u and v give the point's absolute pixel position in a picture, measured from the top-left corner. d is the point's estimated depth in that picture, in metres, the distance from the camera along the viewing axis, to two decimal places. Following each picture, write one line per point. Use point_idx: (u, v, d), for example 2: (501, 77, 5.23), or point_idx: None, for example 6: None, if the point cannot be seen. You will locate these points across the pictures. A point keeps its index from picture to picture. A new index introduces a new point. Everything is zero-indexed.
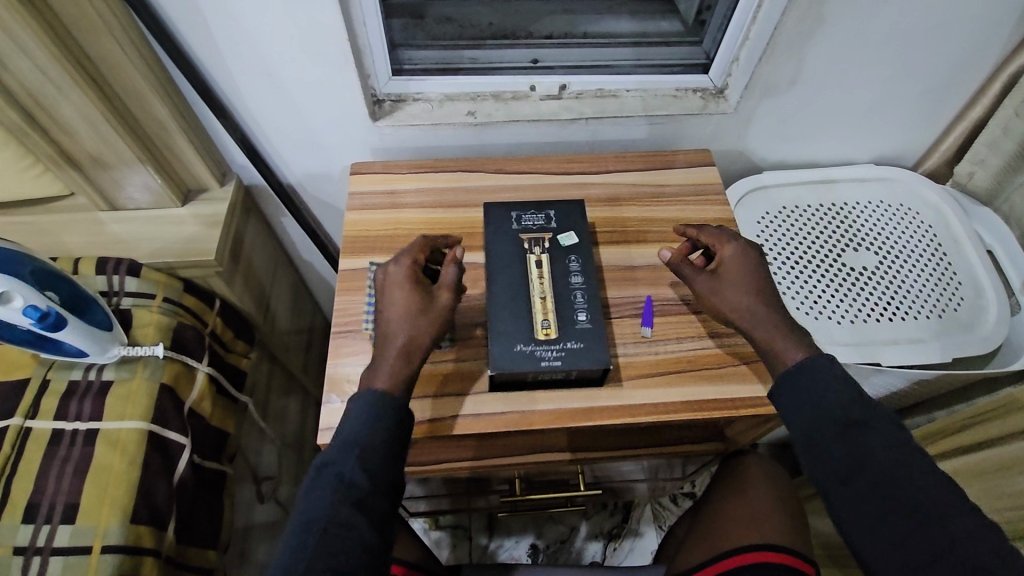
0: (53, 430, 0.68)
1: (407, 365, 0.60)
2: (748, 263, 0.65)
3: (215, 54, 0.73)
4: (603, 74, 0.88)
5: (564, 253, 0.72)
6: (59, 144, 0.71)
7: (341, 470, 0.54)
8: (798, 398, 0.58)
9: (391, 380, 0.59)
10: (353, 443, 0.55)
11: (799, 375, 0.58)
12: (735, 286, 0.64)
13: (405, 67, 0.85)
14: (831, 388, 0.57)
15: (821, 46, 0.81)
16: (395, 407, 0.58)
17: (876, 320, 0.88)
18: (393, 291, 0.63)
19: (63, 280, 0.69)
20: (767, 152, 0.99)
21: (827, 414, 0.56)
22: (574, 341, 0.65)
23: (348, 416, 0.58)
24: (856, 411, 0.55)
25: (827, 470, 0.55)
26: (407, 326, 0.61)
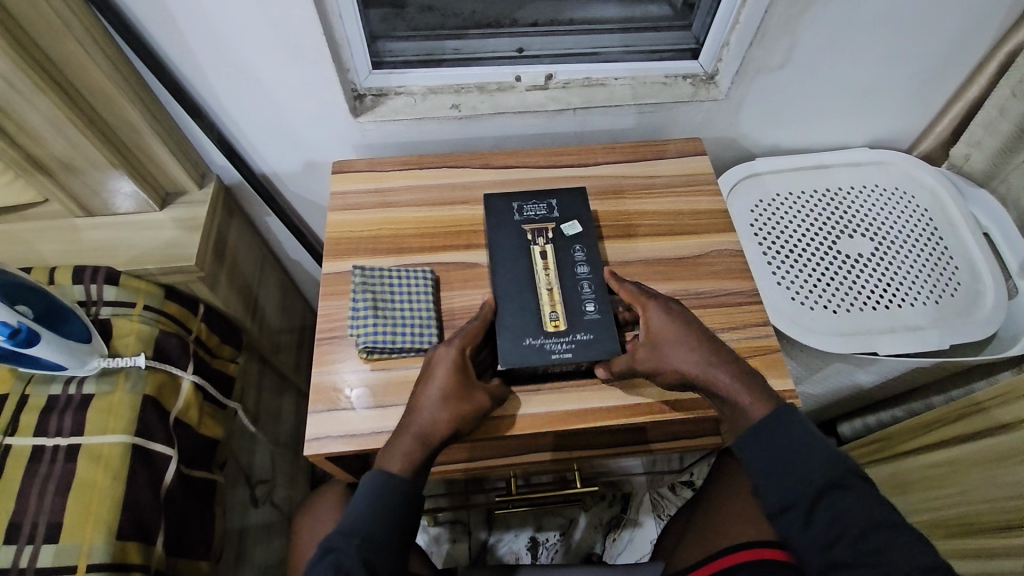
0: (33, 446, 0.67)
1: (422, 452, 0.59)
2: (677, 321, 0.62)
3: (185, 52, 0.70)
4: (590, 62, 0.85)
5: (568, 242, 0.70)
6: (26, 149, 0.69)
7: (344, 553, 0.56)
8: (777, 465, 0.58)
9: (403, 463, 0.58)
10: (357, 530, 0.57)
11: (779, 438, 0.58)
12: (676, 349, 0.61)
13: (386, 59, 0.82)
14: (808, 452, 0.58)
15: (813, 28, 0.78)
16: (402, 489, 0.58)
17: (873, 307, 0.87)
18: (435, 375, 0.60)
19: (37, 294, 0.67)
20: (759, 137, 0.97)
21: (804, 481, 0.57)
22: (584, 332, 0.64)
23: (359, 490, 0.59)
24: (810, 465, 0.58)
25: (807, 537, 0.57)
26: (431, 418, 0.59)
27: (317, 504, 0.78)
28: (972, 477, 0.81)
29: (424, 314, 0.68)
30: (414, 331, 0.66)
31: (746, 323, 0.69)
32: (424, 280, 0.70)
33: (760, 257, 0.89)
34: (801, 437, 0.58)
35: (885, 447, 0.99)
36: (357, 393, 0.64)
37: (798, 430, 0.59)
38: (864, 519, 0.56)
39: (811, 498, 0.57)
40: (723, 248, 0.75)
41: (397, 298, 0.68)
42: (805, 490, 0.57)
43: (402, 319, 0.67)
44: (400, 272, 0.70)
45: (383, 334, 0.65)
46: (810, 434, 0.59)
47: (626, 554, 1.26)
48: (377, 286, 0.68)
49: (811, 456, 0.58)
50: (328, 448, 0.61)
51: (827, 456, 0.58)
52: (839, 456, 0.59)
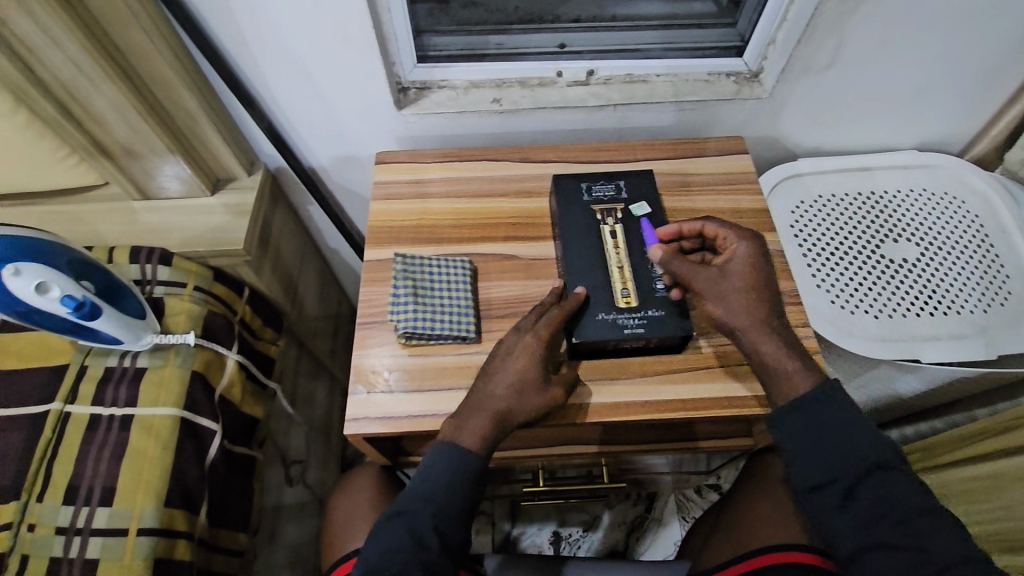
0: (90, 414, 0.70)
1: (496, 432, 0.60)
2: (755, 270, 0.63)
3: (242, 45, 0.73)
4: (631, 58, 0.85)
5: (638, 222, 0.71)
6: (91, 134, 0.73)
7: (416, 523, 0.58)
8: (816, 441, 0.57)
9: (477, 441, 0.59)
10: (429, 500, 0.58)
11: (820, 415, 0.58)
12: (740, 292, 0.61)
13: (430, 54, 0.84)
14: (850, 432, 0.57)
15: (864, 27, 0.77)
16: (475, 468, 0.59)
17: (916, 313, 0.85)
18: (512, 360, 0.61)
19: (99, 270, 0.71)
20: (803, 138, 0.96)
21: (845, 459, 0.56)
22: (655, 308, 0.65)
23: (426, 465, 0.60)
24: (856, 445, 0.57)
25: (841, 513, 0.56)
26: (509, 400, 0.60)
27: (351, 484, 0.81)
28: (1014, 493, 0.78)
29: (462, 303, 0.69)
30: (453, 318, 0.68)
31: None
32: (463, 271, 0.71)
33: (799, 258, 0.88)
34: (849, 420, 0.57)
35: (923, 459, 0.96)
36: (394, 377, 0.66)
37: (844, 409, 0.58)
38: (908, 506, 0.55)
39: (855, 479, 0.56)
40: (763, 248, 0.74)
41: (436, 286, 0.70)
42: (845, 471, 0.56)
43: (441, 306, 0.68)
44: (439, 261, 0.72)
45: (422, 321, 0.67)
46: (851, 417, 0.57)
47: (650, 554, 1.26)
48: (416, 273, 0.70)
49: (858, 437, 0.57)
50: (365, 428, 0.63)
51: (868, 437, 0.57)
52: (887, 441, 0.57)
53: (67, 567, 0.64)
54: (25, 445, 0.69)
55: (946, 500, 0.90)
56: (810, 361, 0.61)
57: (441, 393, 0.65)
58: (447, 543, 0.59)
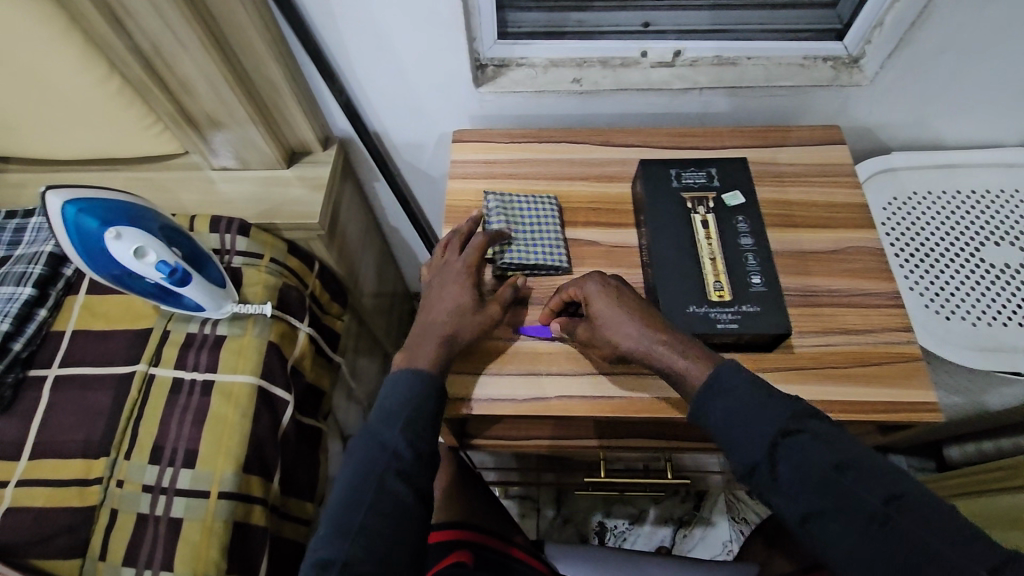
0: (173, 378, 0.72)
1: (446, 353, 0.60)
2: (610, 300, 0.58)
3: (327, 16, 0.72)
4: (721, 39, 0.81)
5: (730, 212, 0.68)
6: (180, 102, 0.74)
7: (383, 435, 0.55)
8: (732, 422, 0.52)
9: (431, 360, 0.59)
10: (389, 451, 0.54)
11: (722, 398, 0.53)
12: (614, 330, 0.57)
13: (511, 30, 0.82)
14: (751, 404, 0.51)
15: (986, 9, 0.70)
16: (433, 386, 0.57)
17: (1020, 322, 0.79)
18: (452, 288, 0.63)
19: (185, 238, 0.72)
20: (899, 130, 0.90)
21: (760, 438, 0.50)
22: (751, 304, 0.62)
23: (386, 387, 0.58)
24: (756, 420, 0.51)
25: (780, 496, 0.49)
26: (450, 324, 0.60)
27: None
28: None
29: (553, 237, 0.70)
30: (545, 250, 0.69)
31: (882, 326, 0.65)
32: (551, 206, 0.72)
33: (891, 258, 0.83)
34: (747, 393, 0.52)
35: (1007, 477, 0.91)
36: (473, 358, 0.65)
37: (738, 381, 0.53)
38: (825, 457, 0.49)
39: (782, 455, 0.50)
40: (859, 246, 0.70)
41: (527, 221, 0.71)
42: (760, 449, 0.50)
43: (534, 239, 0.69)
44: (527, 197, 0.73)
45: (519, 252, 0.68)
46: (742, 383, 0.53)
47: (697, 551, 1.24)
48: (508, 208, 0.71)
49: (755, 407, 0.51)
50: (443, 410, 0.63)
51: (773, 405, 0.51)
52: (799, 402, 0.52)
53: (153, 523, 0.67)
54: (114, 404, 0.71)
55: None
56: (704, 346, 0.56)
57: (519, 378, 0.64)
58: (421, 459, 0.55)
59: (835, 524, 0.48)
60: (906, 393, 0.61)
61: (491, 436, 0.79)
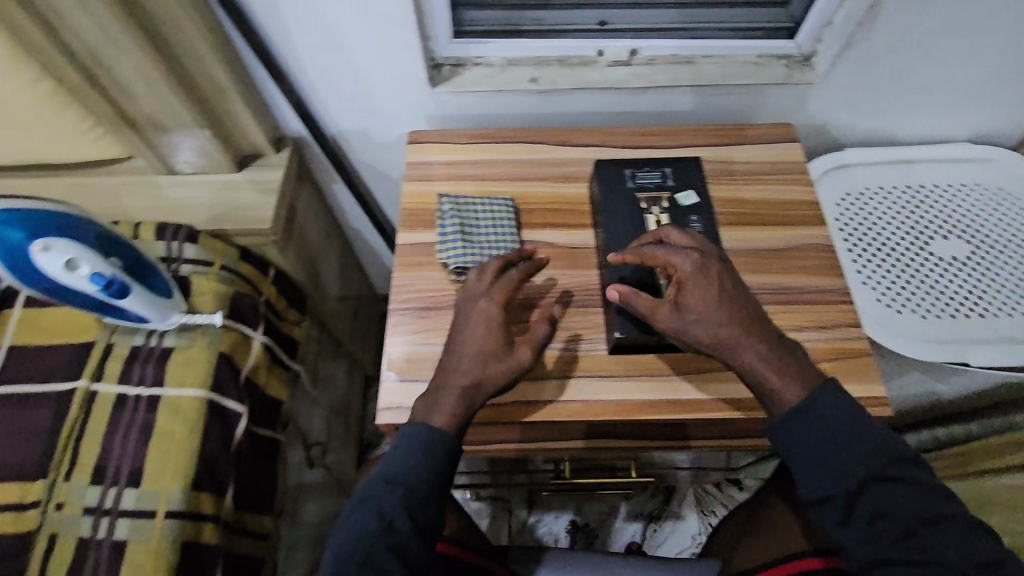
0: (116, 394, 0.69)
1: (467, 406, 0.56)
2: (711, 292, 0.55)
3: (274, 15, 0.70)
4: (677, 38, 0.81)
5: (685, 212, 0.68)
6: (118, 103, 0.70)
7: (382, 501, 0.54)
8: (795, 452, 0.54)
9: (449, 417, 0.56)
10: (392, 476, 0.55)
11: (805, 430, 0.54)
12: (714, 313, 0.54)
13: (466, 29, 0.80)
14: (848, 444, 0.53)
15: (931, 8, 0.72)
16: (448, 447, 0.56)
17: (969, 314, 0.81)
18: (474, 331, 0.59)
19: (126, 247, 0.69)
20: (852, 127, 0.91)
21: (840, 473, 0.53)
22: None
23: (396, 446, 0.56)
24: (822, 458, 0.53)
25: (846, 530, 0.53)
26: (473, 372, 0.57)
27: None
28: None
29: (508, 240, 0.69)
30: (499, 253, 0.68)
31: (834, 322, 0.66)
32: (506, 208, 0.72)
33: (845, 253, 0.84)
34: (825, 431, 0.54)
35: (960, 463, 0.94)
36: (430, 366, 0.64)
37: (836, 416, 0.54)
38: (898, 501, 0.52)
39: (837, 485, 0.53)
40: (812, 243, 0.71)
41: (482, 224, 0.70)
42: (843, 484, 0.53)
43: (488, 243, 0.69)
44: (482, 200, 0.72)
45: (472, 256, 0.67)
46: (852, 421, 0.54)
47: (666, 546, 1.25)
48: (462, 211, 0.71)
49: (859, 445, 0.53)
50: (398, 419, 0.61)
51: (881, 441, 0.54)
52: (872, 430, 0.54)
53: (95, 547, 0.64)
54: (53, 423, 0.68)
55: None
56: (805, 362, 0.56)
57: None
58: (419, 527, 0.55)
59: (857, 532, 0.53)
60: (857, 388, 0.62)
61: None
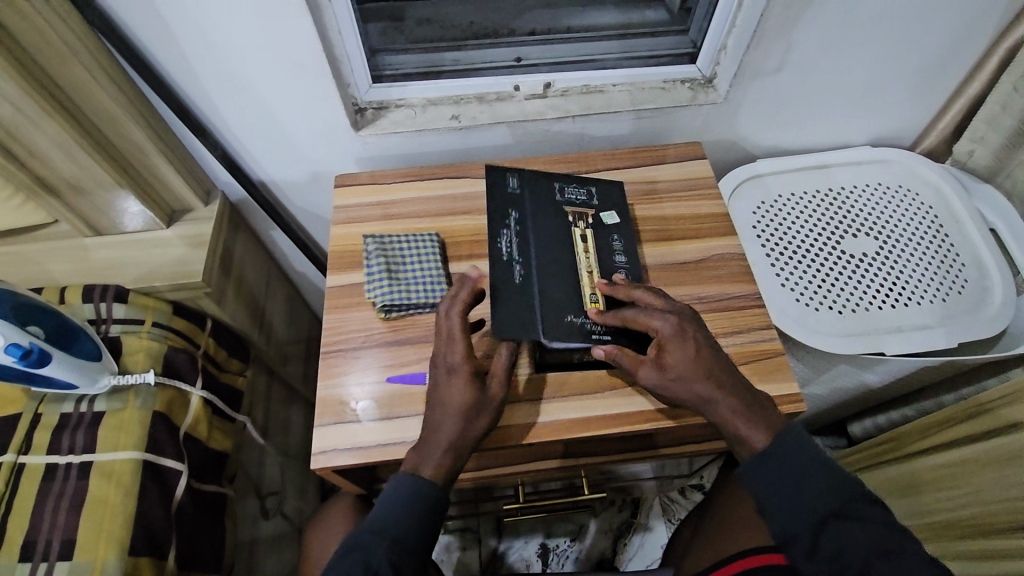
0: (46, 464, 0.69)
1: (456, 460, 0.59)
2: (694, 354, 0.59)
3: (186, 70, 0.71)
4: (587, 69, 0.85)
5: (607, 230, 0.73)
6: (32, 170, 0.69)
7: (370, 552, 0.55)
8: (765, 493, 0.57)
9: (436, 472, 0.58)
10: (382, 529, 0.56)
11: (772, 469, 0.57)
12: (698, 370, 0.58)
13: (385, 73, 0.83)
14: (811, 479, 0.56)
15: (811, 30, 0.78)
16: (436, 496, 0.58)
17: (879, 307, 0.87)
18: (447, 390, 0.60)
19: (48, 315, 0.70)
20: (759, 139, 0.97)
21: (807, 509, 0.56)
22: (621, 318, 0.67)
23: (384, 500, 0.58)
24: (791, 493, 0.56)
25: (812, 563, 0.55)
26: (454, 427, 0.58)
27: (329, 514, 0.82)
28: (984, 476, 0.80)
29: (435, 275, 0.71)
30: (426, 288, 0.70)
31: (749, 326, 0.69)
32: (432, 243, 0.74)
33: (763, 258, 0.89)
34: (793, 468, 0.57)
35: (896, 447, 0.98)
36: (363, 406, 0.65)
37: (803, 454, 0.57)
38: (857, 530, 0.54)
39: (806, 522, 0.55)
40: (724, 252, 0.75)
41: (408, 261, 0.72)
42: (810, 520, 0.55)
43: (415, 278, 0.71)
44: (409, 237, 0.74)
45: (399, 293, 0.69)
46: (810, 459, 0.57)
47: (637, 559, 1.26)
48: (389, 249, 0.73)
49: (821, 481, 0.56)
50: (335, 461, 0.62)
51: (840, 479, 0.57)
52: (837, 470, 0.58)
53: None
54: None
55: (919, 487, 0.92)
56: (772, 411, 0.59)
57: (409, 420, 0.64)
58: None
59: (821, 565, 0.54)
60: (773, 386, 0.65)
61: None
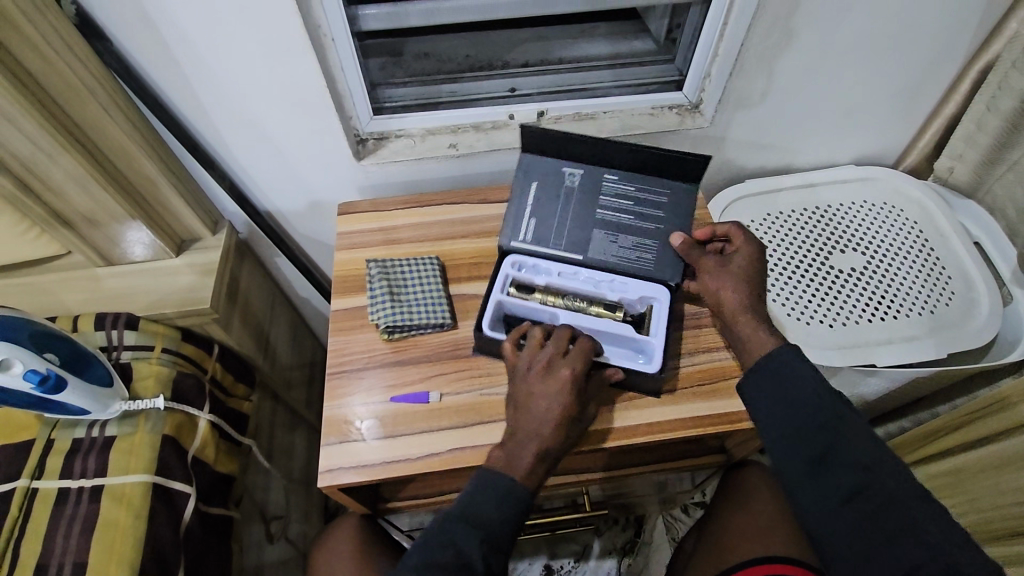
0: (59, 488, 0.71)
1: (544, 468, 0.61)
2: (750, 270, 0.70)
3: (196, 106, 0.75)
4: (579, 98, 0.89)
5: (557, 274, 0.75)
6: (50, 204, 0.72)
7: (459, 538, 0.57)
8: (766, 418, 0.61)
9: (528, 476, 0.60)
10: (474, 513, 0.58)
11: (765, 381, 0.62)
12: (744, 277, 0.69)
13: (386, 105, 0.86)
14: (803, 396, 0.60)
15: (792, 57, 0.82)
16: (527, 499, 0.60)
17: (869, 319, 0.89)
18: (555, 394, 0.62)
19: (63, 342, 0.72)
20: (747, 161, 1.01)
21: (800, 424, 0.59)
22: (643, 294, 0.72)
23: (475, 492, 0.59)
24: (786, 409, 0.60)
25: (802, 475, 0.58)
26: (552, 442, 0.61)
27: (335, 536, 0.83)
28: (979, 484, 0.81)
29: (436, 297, 0.74)
30: (427, 309, 0.73)
31: None
32: (432, 267, 0.77)
33: None
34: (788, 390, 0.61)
35: None
36: (367, 425, 0.67)
37: (798, 374, 0.61)
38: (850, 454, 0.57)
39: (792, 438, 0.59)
40: None
41: (410, 284, 0.75)
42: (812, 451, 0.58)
43: (416, 301, 0.73)
44: (410, 261, 0.77)
45: (402, 315, 0.72)
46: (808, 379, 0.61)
47: None
48: (391, 273, 0.76)
49: (812, 400, 0.59)
50: (341, 479, 0.63)
51: (851, 417, 0.59)
52: (849, 410, 0.59)
53: None
54: None
55: None
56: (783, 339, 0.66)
57: (412, 438, 0.66)
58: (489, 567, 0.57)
59: (821, 496, 0.57)
60: None
61: (406, 498, 0.80)
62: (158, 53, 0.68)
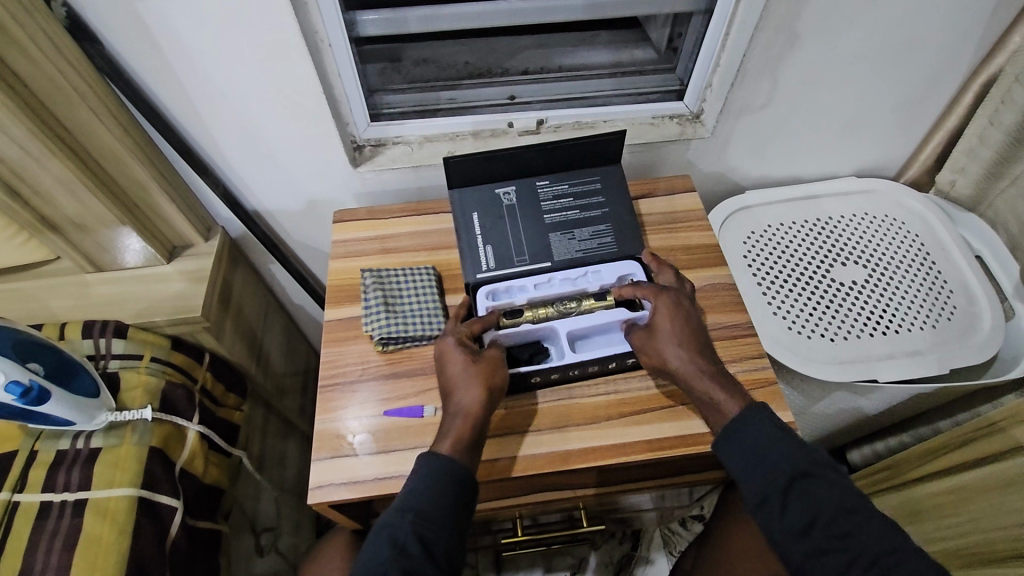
0: (42, 501, 0.69)
1: (468, 433, 0.60)
2: (680, 330, 0.66)
3: (188, 110, 0.74)
4: (580, 106, 0.88)
5: (533, 289, 0.73)
6: (37, 209, 0.70)
7: (398, 530, 0.55)
8: (744, 466, 0.59)
9: (450, 442, 0.60)
10: (410, 506, 0.56)
11: (743, 431, 0.60)
12: (676, 346, 0.65)
13: (383, 111, 0.85)
14: (775, 444, 0.59)
15: (793, 68, 0.81)
16: (457, 475, 0.58)
17: (870, 334, 0.88)
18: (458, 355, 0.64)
19: (48, 351, 0.71)
20: (747, 172, 1.00)
21: (774, 471, 0.58)
22: (621, 274, 0.74)
23: (411, 482, 0.58)
24: (760, 460, 0.59)
25: (785, 524, 0.57)
26: (471, 404, 0.61)
27: (325, 552, 0.81)
28: (979, 503, 0.80)
29: (431, 309, 0.73)
30: (423, 321, 0.72)
31: (742, 357, 0.71)
32: (428, 277, 0.76)
33: (754, 287, 0.91)
34: (761, 439, 0.60)
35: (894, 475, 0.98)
36: (360, 440, 0.65)
37: (768, 424, 0.60)
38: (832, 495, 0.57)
39: (770, 487, 0.58)
40: (715, 283, 0.77)
41: (404, 294, 0.74)
42: (777, 480, 0.58)
43: (411, 312, 0.72)
44: (406, 271, 0.76)
45: (396, 326, 0.70)
46: (774, 430, 0.60)
47: None
48: (386, 282, 0.74)
49: (784, 448, 0.59)
50: (332, 496, 0.62)
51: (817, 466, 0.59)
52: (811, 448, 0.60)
53: None
54: None
55: (917, 516, 0.92)
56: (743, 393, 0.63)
57: (407, 453, 0.64)
58: (435, 554, 0.55)
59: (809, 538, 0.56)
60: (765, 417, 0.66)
61: None
62: (149, 54, 0.66)
